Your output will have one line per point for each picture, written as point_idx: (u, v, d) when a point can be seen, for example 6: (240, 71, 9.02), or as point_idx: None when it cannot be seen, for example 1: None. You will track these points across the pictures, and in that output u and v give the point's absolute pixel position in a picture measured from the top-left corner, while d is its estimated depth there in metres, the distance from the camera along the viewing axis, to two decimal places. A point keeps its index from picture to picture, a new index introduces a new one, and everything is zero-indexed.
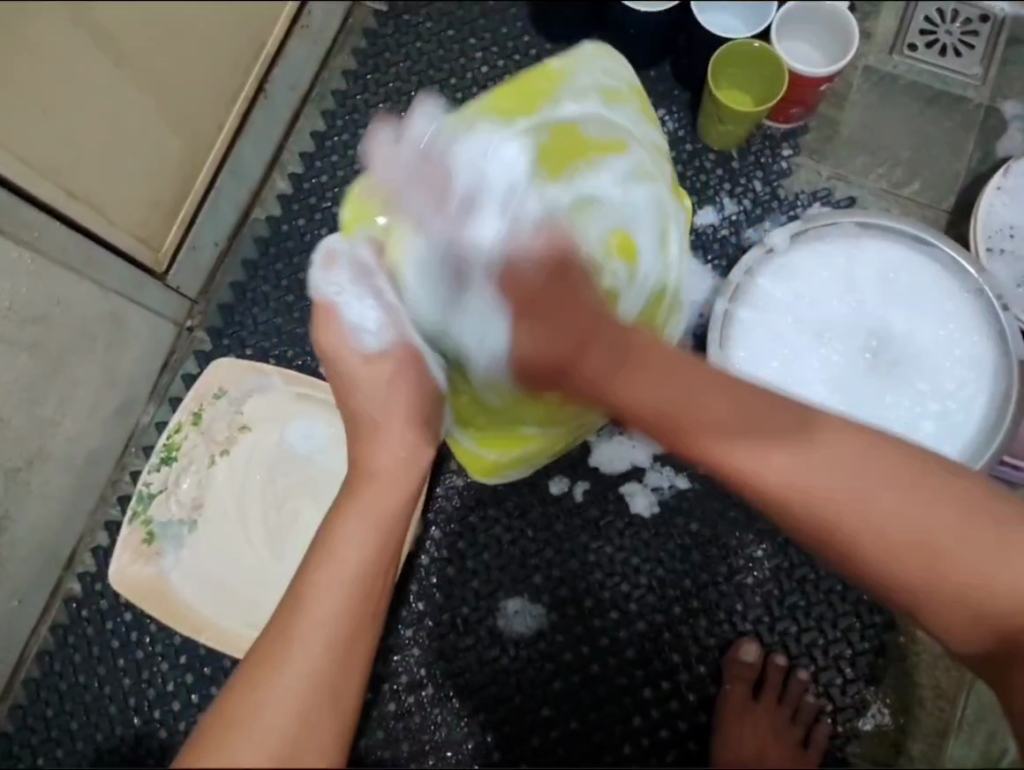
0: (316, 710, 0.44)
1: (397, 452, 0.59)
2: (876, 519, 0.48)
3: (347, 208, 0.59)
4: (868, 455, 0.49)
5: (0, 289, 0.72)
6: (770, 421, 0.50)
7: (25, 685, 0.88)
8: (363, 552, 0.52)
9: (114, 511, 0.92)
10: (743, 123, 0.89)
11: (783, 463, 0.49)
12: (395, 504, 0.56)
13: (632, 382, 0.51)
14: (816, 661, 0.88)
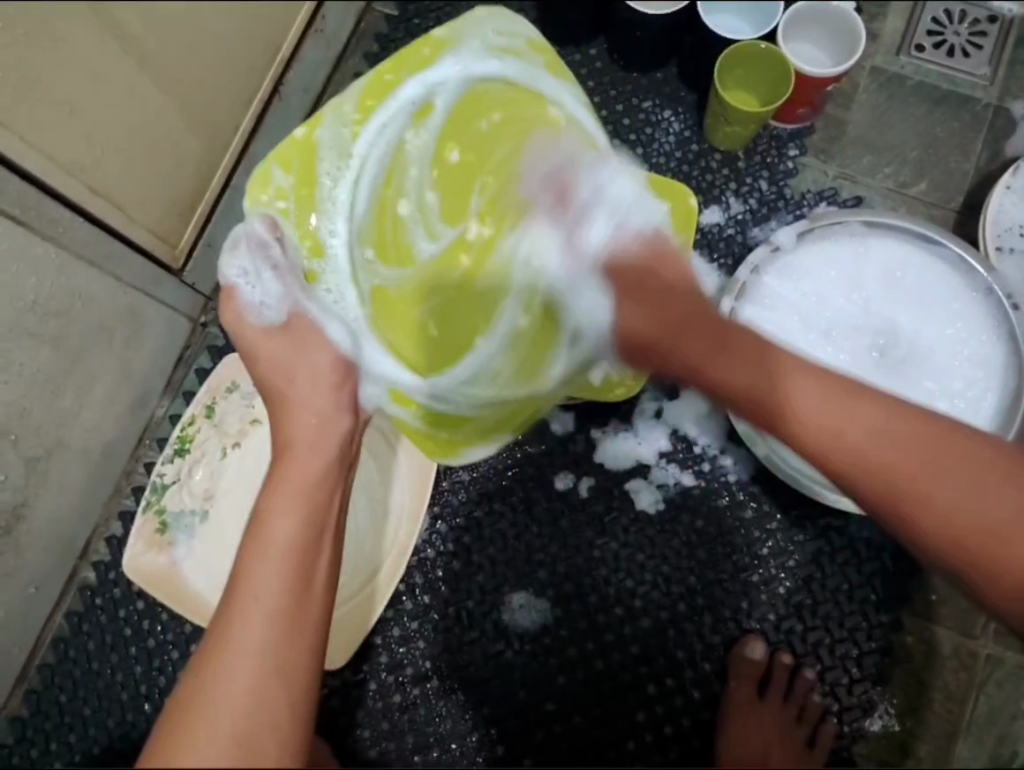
0: (266, 685, 0.47)
1: (318, 440, 0.64)
2: (934, 491, 0.54)
3: (251, 181, 0.77)
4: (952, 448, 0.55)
5: (24, 284, 0.75)
6: (874, 405, 0.57)
7: (40, 671, 0.90)
8: (292, 522, 0.56)
9: (128, 501, 0.94)
10: (750, 123, 0.89)
11: (876, 446, 0.56)
12: (313, 472, 0.61)
13: (798, 387, 0.59)
14: (822, 660, 0.88)
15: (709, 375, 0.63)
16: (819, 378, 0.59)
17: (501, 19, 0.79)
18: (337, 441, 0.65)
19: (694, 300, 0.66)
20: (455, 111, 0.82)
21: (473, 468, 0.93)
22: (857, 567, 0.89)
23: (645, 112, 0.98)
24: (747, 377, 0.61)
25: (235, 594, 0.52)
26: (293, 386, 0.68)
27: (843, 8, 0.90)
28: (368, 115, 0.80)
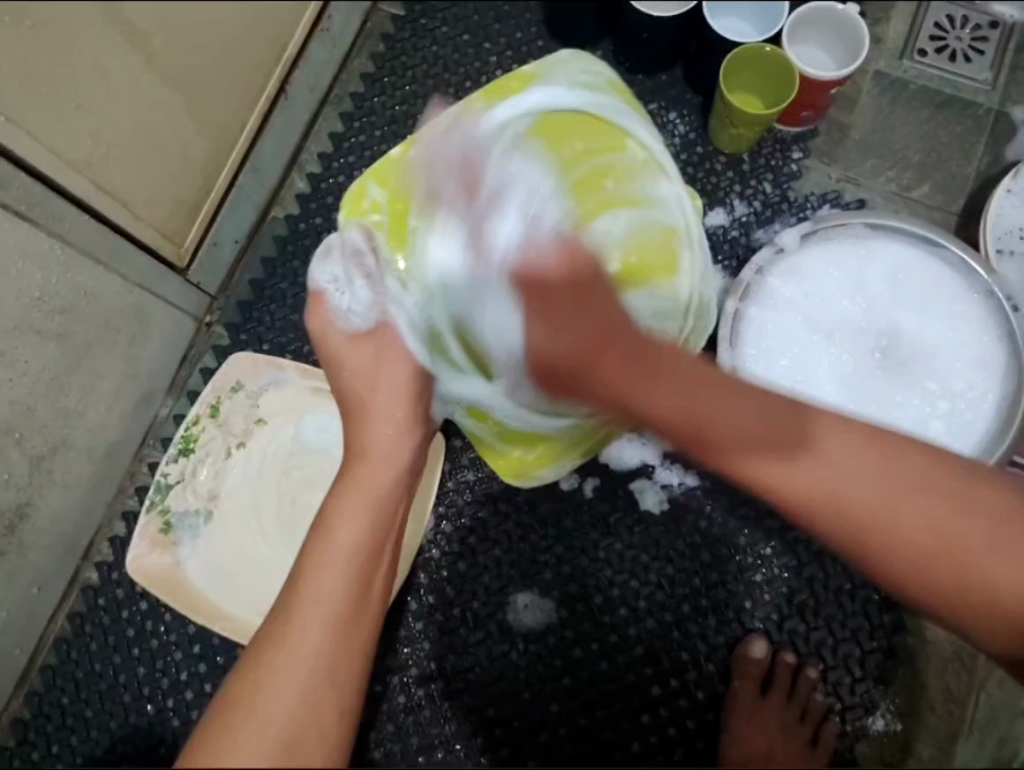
0: (315, 681, 0.52)
1: (391, 438, 0.67)
2: (903, 524, 0.53)
3: (343, 206, 0.67)
4: (905, 475, 0.54)
5: (30, 280, 0.74)
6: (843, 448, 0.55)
7: (43, 672, 0.90)
8: (355, 528, 0.60)
9: (132, 501, 0.94)
10: (757, 125, 0.90)
11: (818, 474, 0.54)
12: (384, 481, 0.64)
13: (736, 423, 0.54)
14: (825, 660, 0.88)
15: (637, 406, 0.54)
16: (760, 423, 0.55)
17: (586, 62, 0.67)
18: (402, 448, 0.67)
19: (598, 319, 0.55)
20: (542, 122, 0.64)
21: (479, 469, 0.93)
22: (860, 567, 0.89)
23: (650, 114, 0.98)
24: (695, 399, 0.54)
25: (297, 589, 0.56)
26: (371, 385, 0.68)
27: (848, 9, 0.90)
28: (463, 142, 0.63)
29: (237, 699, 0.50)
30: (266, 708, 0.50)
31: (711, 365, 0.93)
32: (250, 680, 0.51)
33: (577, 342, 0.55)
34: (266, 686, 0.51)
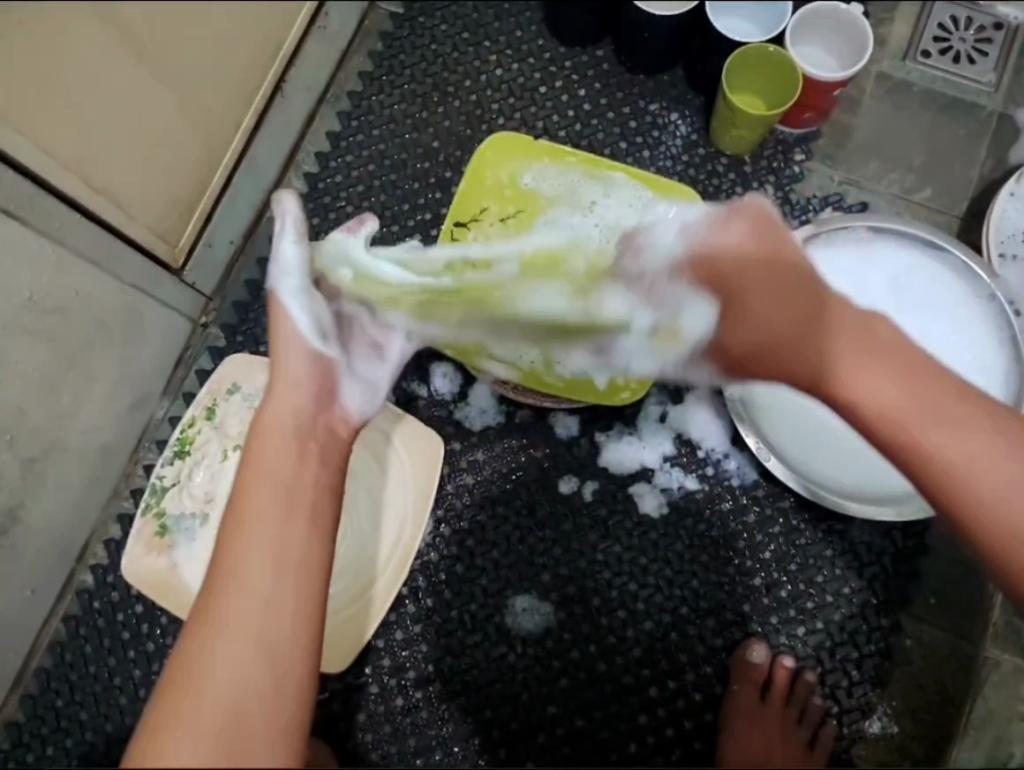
0: (251, 665, 0.48)
1: (298, 401, 0.62)
2: (959, 453, 0.55)
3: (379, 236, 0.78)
4: (958, 410, 0.57)
5: (20, 280, 0.73)
6: (956, 409, 0.57)
7: (37, 675, 0.89)
8: (267, 503, 0.54)
9: (127, 503, 0.93)
10: (759, 127, 0.90)
11: (869, 388, 0.58)
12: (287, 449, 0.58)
13: (872, 377, 0.58)
14: (823, 663, 0.88)
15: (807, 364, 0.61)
16: (893, 377, 0.58)
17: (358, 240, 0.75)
18: (302, 405, 0.62)
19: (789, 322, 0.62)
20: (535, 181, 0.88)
21: (477, 472, 0.92)
22: (858, 571, 0.89)
23: (652, 114, 0.97)
24: (794, 331, 0.62)
25: (212, 591, 0.51)
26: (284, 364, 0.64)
27: (852, 12, 0.90)
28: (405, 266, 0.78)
29: (169, 696, 0.47)
30: (199, 699, 0.47)
31: None
32: (177, 688, 0.48)
33: (792, 325, 0.61)
34: (197, 678, 0.48)
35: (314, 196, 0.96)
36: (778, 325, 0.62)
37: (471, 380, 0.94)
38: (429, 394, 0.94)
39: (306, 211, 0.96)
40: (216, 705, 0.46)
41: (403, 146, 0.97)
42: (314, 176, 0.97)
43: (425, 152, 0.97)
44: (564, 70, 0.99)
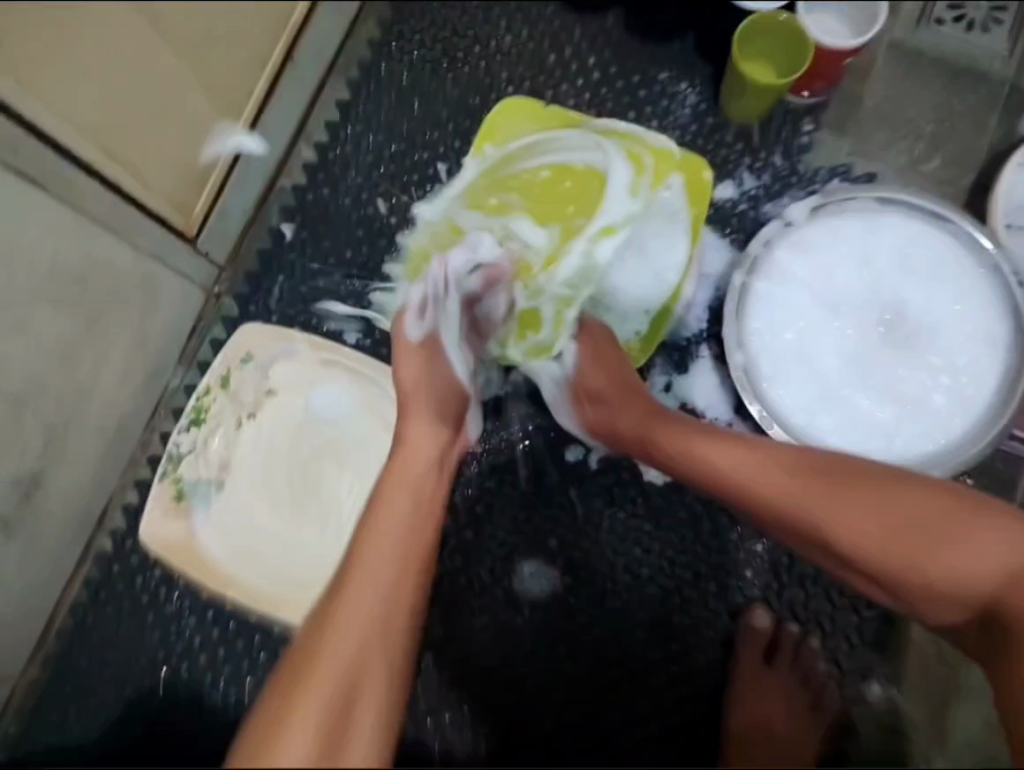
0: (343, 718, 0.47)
1: (433, 453, 0.67)
2: (848, 518, 0.66)
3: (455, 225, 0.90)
4: (844, 486, 0.67)
5: (41, 249, 0.73)
6: (843, 484, 0.67)
7: (60, 635, 0.92)
8: (405, 526, 0.60)
9: (144, 471, 0.95)
10: (764, 97, 0.90)
11: (783, 486, 0.68)
12: (428, 486, 0.65)
13: (709, 445, 0.72)
14: (824, 627, 0.90)
15: (678, 457, 0.73)
16: (796, 470, 0.68)
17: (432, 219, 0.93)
18: (436, 454, 0.68)
19: (643, 410, 0.78)
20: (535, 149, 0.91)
21: (486, 442, 0.94)
22: None
23: (662, 83, 0.97)
24: (731, 453, 0.71)
25: (318, 633, 0.52)
26: (418, 390, 0.73)
27: None
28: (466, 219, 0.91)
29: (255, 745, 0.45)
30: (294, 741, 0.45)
31: (717, 338, 0.92)
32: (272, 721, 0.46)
33: (733, 455, 0.70)
34: (287, 726, 0.46)
35: (323, 168, 0.98)
36: (643, 415, 0.77)
37: None
38: None
39: (316, 184, 0.97)
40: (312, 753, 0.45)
41: (412, 117, 0.98)
42: (323, 149, 0.98)
43: (434, 122, 0.98)
44: (573, 38, 0.98)
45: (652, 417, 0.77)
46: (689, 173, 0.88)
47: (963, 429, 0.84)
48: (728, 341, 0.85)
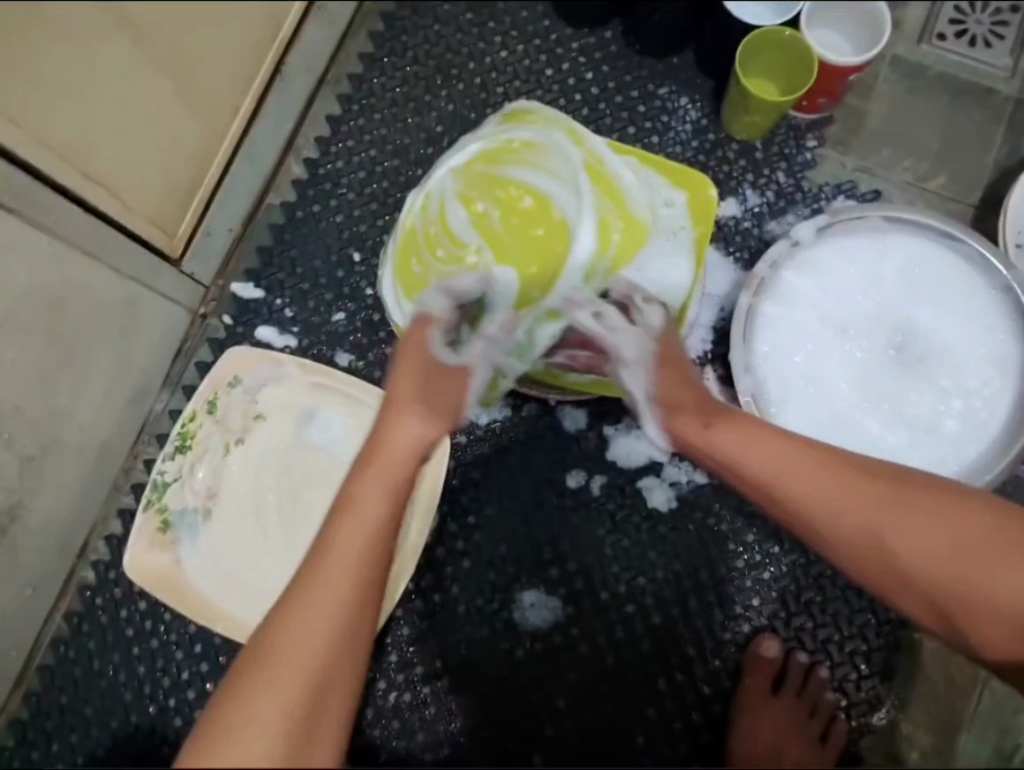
0: None
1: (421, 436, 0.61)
2: (910, 544, 0.63)
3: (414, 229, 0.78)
4: (926, 503, 0.64)
5: (15, 275, 0.71)
6: (917, 503, 0.64)
7: (40, 672, 0.88)
8: (355, 557, 0.55)
9: (127, 499, 0.91)
10: (770, 114, 0.88)
11: (856, 516, 0.64)
12: (386, 498, 0.57)
13: (769, 454, 0.66)
14: (832, 657, 0.88)
15: (726, 461, 0.67)
16: (853, 489, 0.64)
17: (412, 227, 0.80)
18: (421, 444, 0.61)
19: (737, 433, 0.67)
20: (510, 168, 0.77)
21: (483, 467, 0.91)
22: None
23: (661, 99, 0.95)
24: (783, 460, 0.65)
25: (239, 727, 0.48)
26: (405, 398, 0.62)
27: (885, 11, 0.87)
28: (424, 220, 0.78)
29: None
30: None
31: (720, 360, 0.90)
32: None
33: (791, 460, 0.65)
34: None
35: (314, 184, 0.94)
36: (734, 444, 0.66)
37: None
38: None
39: (306, 199, 0.94)
40: None
41: (406, 131, 0.95)
42: (313, 162, 0.94)
43: (428, 137, 0.95)
44: (571, 52, 0.96)
45: (705, 420, 0.68)
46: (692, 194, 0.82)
47: (976, 456, 0.82)
48: (735, 363, 0.83)
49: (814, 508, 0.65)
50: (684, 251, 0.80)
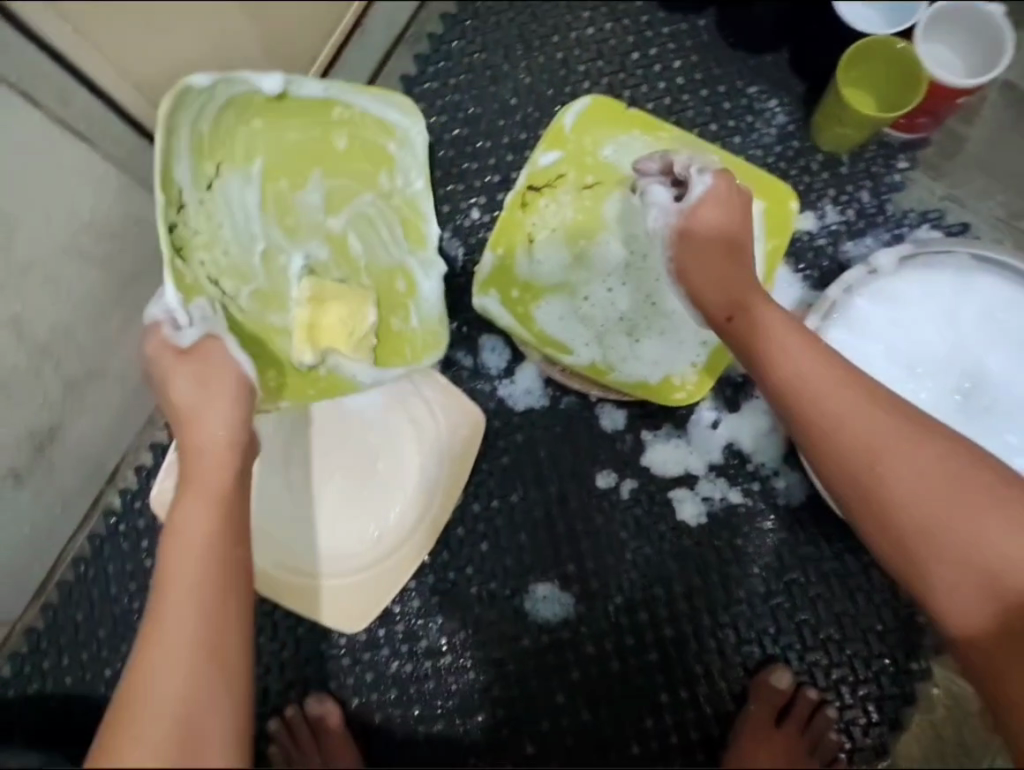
0: (187, 700, 0.46)
1: (213, 427, 0.64)
2: (898, 464, 0.62)
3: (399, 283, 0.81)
4: (925, 434, 0.62)
5: (82, 200, 0.71)
6: (920, 432, 0.63)
7: (59, 588, 0.90)
8: (197, 546, 0.54)
9: (161, 433, 0.92)
10: (864, 128, 0.83)
11: (852, 415, 0.64)
12: (217, 472, 0.60)
13: (776, 346, 0.68)
14: (843, 697, 0.86)
15: (754, 343, 0.69)
16: (861, 393, 0.64)
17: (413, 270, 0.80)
18: (220, 468, 0.61)
19: (765, 321, 0.69)
20: (310, 166, 0.73)
21: (515, 453, 0.90)
22: (893, 609, 0.86)
23: (749, 97, 0.91)
24: (797, 351, 0.67)
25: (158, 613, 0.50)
26: (188, 406, 0.64)
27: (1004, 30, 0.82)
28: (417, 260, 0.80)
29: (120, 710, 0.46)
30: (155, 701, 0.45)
31: None
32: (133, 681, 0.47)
33: (803, 353, 0.67)
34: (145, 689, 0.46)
35: None
36: (769, 327, 0.69)
37: (520, 357, 0.91)
38: (474, 365, 0.91)
39: None
40: (165, 706, 0.45)
41: (482, 100, 0.92)
42: None
43: (502, 108, 0.92)
44: (661, 37, 0.93)
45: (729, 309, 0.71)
46: (772, 206, 0.83)
47: None
48: None
49: (820, 414, 0.65)
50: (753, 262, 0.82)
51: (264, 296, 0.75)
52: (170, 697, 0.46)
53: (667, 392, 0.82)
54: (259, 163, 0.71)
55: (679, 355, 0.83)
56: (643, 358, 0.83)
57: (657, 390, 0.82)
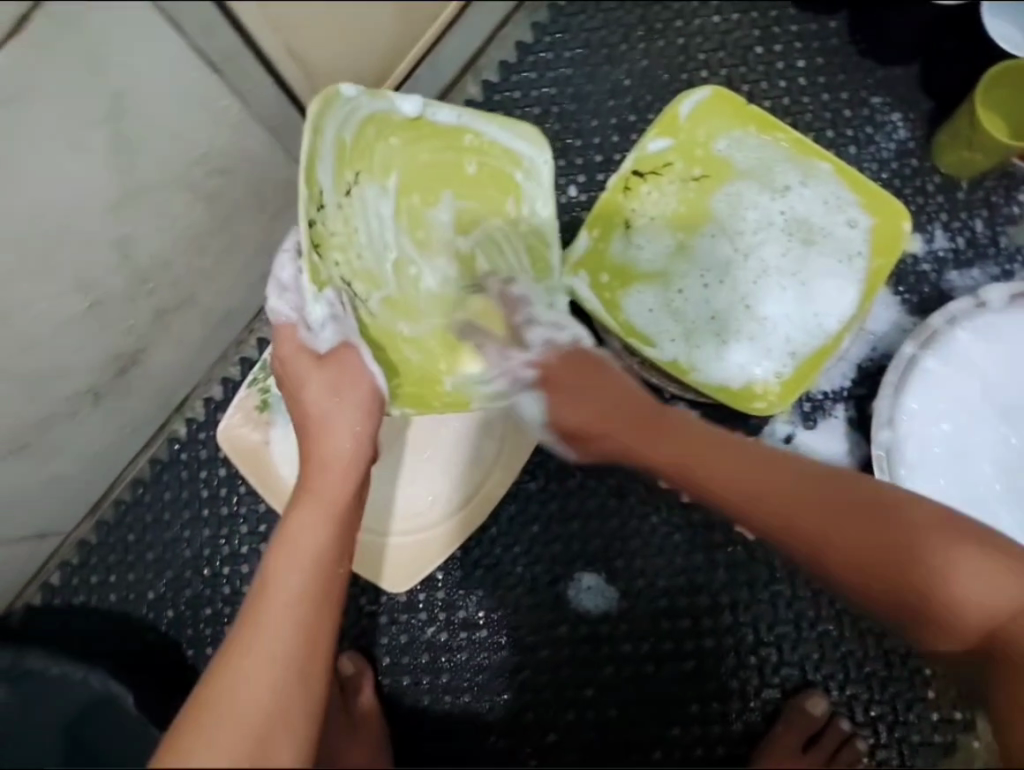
0: (277, 712, 0.48)
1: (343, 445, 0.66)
2: (841, 541, 0.65)
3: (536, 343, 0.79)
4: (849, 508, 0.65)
5: (200, 136, 0.69)
6: (842, 507, 0.65)
7: (115, 507, 0.92)
8: (312, 561, 0.57)
9: (233, 370, 0.93)
10: (994, 155, 0.80)
11: (781, 508, 0.67)
12: (340, 490, 0.63)
13: (705, 463, 0.70)
14: (878, 736, 0.83)
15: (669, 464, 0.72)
16: (761, 480, 0.68)
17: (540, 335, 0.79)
18: (338, 485, 0.63)
19: (674, 426, 0.72)
20: (441, 186, 0.73)
21: None
22: None
23: (871, 108, 0.88)
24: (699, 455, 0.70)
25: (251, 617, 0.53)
26: (321, 422, 0.66)
27: None
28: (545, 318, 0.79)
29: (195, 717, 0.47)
30: (242, 709, 0.47)
31: (855, 401, 0.84)
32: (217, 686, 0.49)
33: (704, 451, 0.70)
34: (234, 688, 0.48)
35: (485, 108, 0.91)
36: (645, 431, 0.72)
37: None
38: None
39: None
40: (252, 713, 0.47)
41: (594, 78, 0.90)
42: (491, 86, 0.91)
43: (613, 88, 0.90)
44: (788, 34, 0.89)
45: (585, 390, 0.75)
46: (883, 225, 0.80)
47: None
48: (878, 414, 0.78)
49: (774, 525, 0.67)
50: (856, 280, 0.79)
51: (394, 304, 0.72)
52: (263, 693, 0.48)
53: (747, 399, 0.79)
54: (388, 184, 0.71)
55: (764, 363, 0.79)
56: (725, 361, 0.80)
57: (737, 394, 0.79)
